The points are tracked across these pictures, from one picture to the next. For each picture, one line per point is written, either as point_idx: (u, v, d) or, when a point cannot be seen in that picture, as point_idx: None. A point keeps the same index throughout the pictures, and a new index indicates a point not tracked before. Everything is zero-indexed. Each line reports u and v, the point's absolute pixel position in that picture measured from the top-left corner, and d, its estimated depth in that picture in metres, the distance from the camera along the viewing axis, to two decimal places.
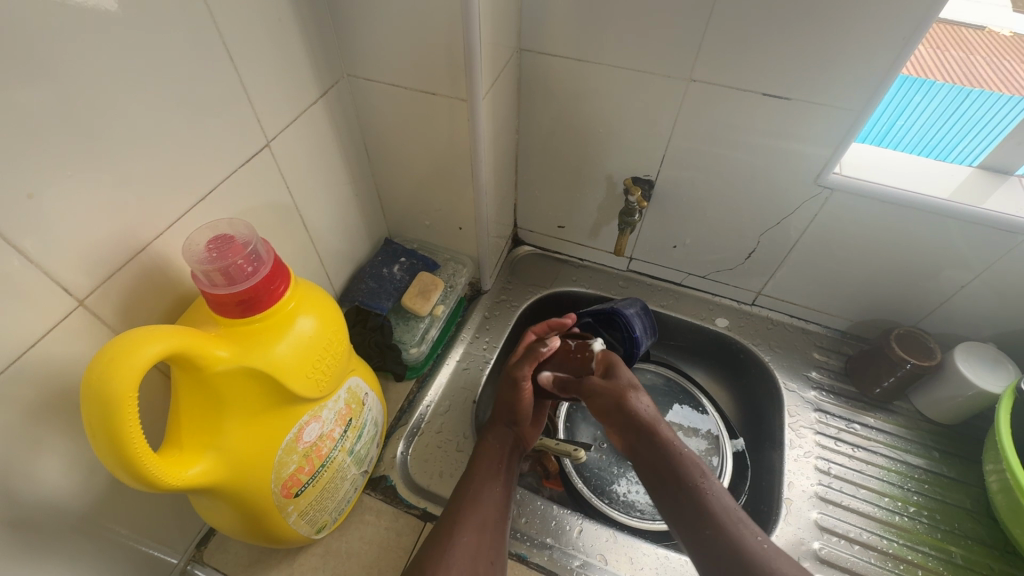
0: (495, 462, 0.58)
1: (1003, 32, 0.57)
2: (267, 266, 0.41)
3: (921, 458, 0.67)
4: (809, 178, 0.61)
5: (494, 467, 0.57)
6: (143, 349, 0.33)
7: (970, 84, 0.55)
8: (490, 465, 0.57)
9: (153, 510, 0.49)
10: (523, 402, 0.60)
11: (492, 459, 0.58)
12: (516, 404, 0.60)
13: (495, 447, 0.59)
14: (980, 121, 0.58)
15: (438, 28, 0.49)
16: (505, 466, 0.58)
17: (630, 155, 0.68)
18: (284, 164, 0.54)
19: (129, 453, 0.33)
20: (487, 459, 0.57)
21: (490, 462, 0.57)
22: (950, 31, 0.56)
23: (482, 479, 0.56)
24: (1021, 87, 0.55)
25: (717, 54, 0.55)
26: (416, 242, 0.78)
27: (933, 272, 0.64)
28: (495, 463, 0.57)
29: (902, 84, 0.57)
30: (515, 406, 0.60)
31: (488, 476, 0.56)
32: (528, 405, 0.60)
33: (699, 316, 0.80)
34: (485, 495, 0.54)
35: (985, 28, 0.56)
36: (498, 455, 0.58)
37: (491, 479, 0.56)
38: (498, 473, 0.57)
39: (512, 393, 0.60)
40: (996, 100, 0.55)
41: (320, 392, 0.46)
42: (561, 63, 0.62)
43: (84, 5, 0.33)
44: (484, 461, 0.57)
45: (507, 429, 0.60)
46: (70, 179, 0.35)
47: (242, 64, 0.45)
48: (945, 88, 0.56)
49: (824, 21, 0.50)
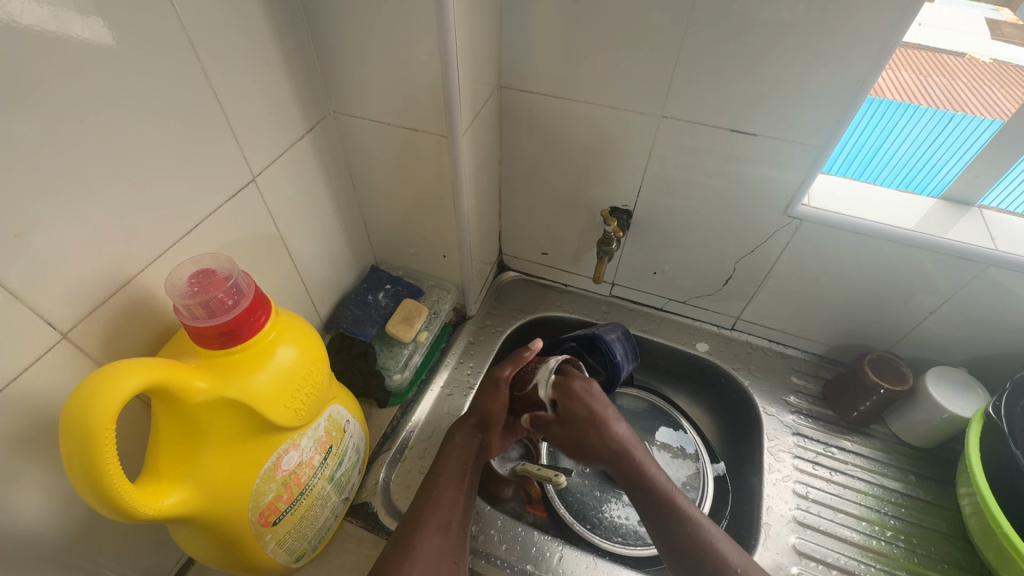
0: (462, 466, 0.58)
1: (982, 58, 0.57)
2: (248, 299, 0.42)
3: (897, 482, 0.68)
4: (779, 209, 0.64)
5: (459, 473, 0.57)
6: (123, 382, 0.34)
7: (952, 107, 0.56)
8: (455, 470, 0.57)
9: (132, 541, 0.49)
10: (496, 408, 0.61)
11: (457, 463, 0.58)
12: (490, 415, 0.61)
13: (461, 451, 0.59)
14: (964, 146, 0.58)
15: (419, 69, 0.52)
16: (469, 474, 0.57)
17: (609, 186, 0.71)
18: (271, 197, 0.55)
19: (106, 482, 0.34)
20: (454, 463, 0.57)
21: (455, 466, 0.57)
22: (931, 57, 0.56)
23: (448, 483, 0.55)
24: (1004, 109, 0.55)
25: (685, 93, 0.58)
26: (401, 269, 0.79)
27: (903, 298, 0.66)
28: (460, 468, 0.57)
29: (886, 109, 0.58)
30: (487, 410, 0.61)
31: (453, 480, 0.56)
32: (501, 412, 0.62)
33: (680, 340, 0.82)
34: (448, 496, 0.54)
35: (966, 55, 0.57)
36: (464, 460, 0.58)
37: (455, 483, 0.56)
38: (462, 478, 0.56)
39: (489, 394, 0.62)
40: (977, 124, 0.56)
41: (299, 421, 0.47)
42: (540, 99, 0.65)
43: (80, 43, 0.35)
44: (450, 463, 0.57)
45: (475, 432, 0.61)
46: (59, 218, 0.37)
47: (229, 105, 0.47)
48: (928, 112, 0.57)
49: (782, 63, 0.53)
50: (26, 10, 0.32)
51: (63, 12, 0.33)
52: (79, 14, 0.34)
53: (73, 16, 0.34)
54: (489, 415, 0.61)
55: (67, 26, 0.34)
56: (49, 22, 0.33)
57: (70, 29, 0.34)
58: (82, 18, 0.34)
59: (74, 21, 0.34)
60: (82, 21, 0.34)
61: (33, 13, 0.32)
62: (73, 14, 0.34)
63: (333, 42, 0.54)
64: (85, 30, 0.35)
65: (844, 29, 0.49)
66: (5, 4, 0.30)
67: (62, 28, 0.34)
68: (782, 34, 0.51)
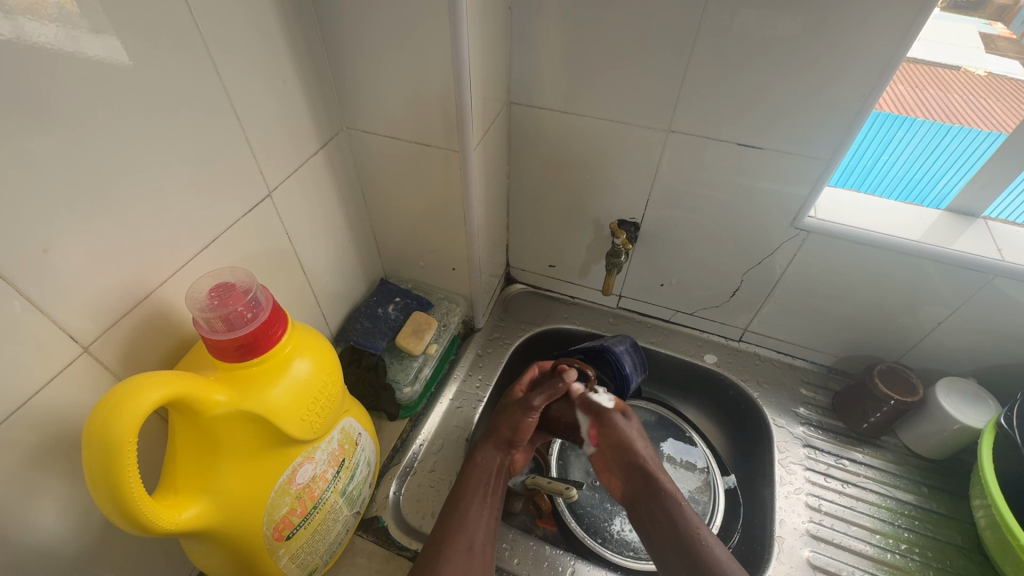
0: (485, 485, 0.58)
1: (977, 71, 0.58)
2: (266, 312, 0.42)
3: (910, 494, 0.68)
4: (786, 220, 0.64)
5: (482, 492, 0.57)
6: (144, 395, 0.34)
7: (949, 120, 0.57)
8: (478, 489, 0.57)
9: (144, 556, 0.49)
10: (523, 429, 0.61)
11: (480, 482, 0.58)
12: (512, 430, 0.62)
13: (483, 471, 0.59)
14: (961, 156, 0.59)
15: (432, 86, 0.53)
16: (492, 492, 0.58)
17: (616, 199, 0.71)
18: (285, 212, 0.56)
19: (127, 496, 0.34)
20: (476, 482, 0.58)
21: (478, 485, 0.58)
22: (927, 72, 0.57)
23: (471, 502, 0.56)
24: (1003, 122, 0.55)
25: (692, 108, 0.59)
26: (411, 282, 0.80)
27: (910, 309, 0.67)
28: (483, 487, 0.58)
29: (880, 121, 0.59)
30: (513, 430, 0.62)
31: (477, 499, 0.57)
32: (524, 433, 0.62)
33: (687, 352, 0.82)
34: (473, 516, 0.55)
35: (960, 68, 0.57)
36: (487, 478, 0.59)
37: (480, 502, 0.56)
38: (486, 497, 0.57)
39: (514, 416, 0.62)
40: (975, 135, 0.57)
41: (313, 434, 0.47)
42: (548, 114, 0.66)
43: (95, 61, 0.35)
44: (472, 482, 0.58)
45: (499, 450, 0.61)
46: (81, 233, 0.37)
47: (246, 122, 0.48)
48: (925, 124, 0.57)
49: (788, 78, 0.54)
50: (44, 31, 0.32)
51: (78, 32, 0.34)
52: (96, 34, 0.35)
53: (88, 36, 0.34)
54: (510, 434, 0.61)
55: (84, 46, 0.34)
56: (65, 42, 0.33)
57: (87, 49, 0.35)
58: (97, 37, 0.35)
59: (89, 40, 0.35)
60: (98, 39, 0.35)
61: (50, 33, 0.33)
62: (92, 35, 0.35)
63: (347, 61, 0.55)
64: (103, 50, 0.36)
65: (846, 45, 0.50)
66: (24, 24, 0.31)
67: (78, 48, 0.34)
68: (784, 51, 0.52)
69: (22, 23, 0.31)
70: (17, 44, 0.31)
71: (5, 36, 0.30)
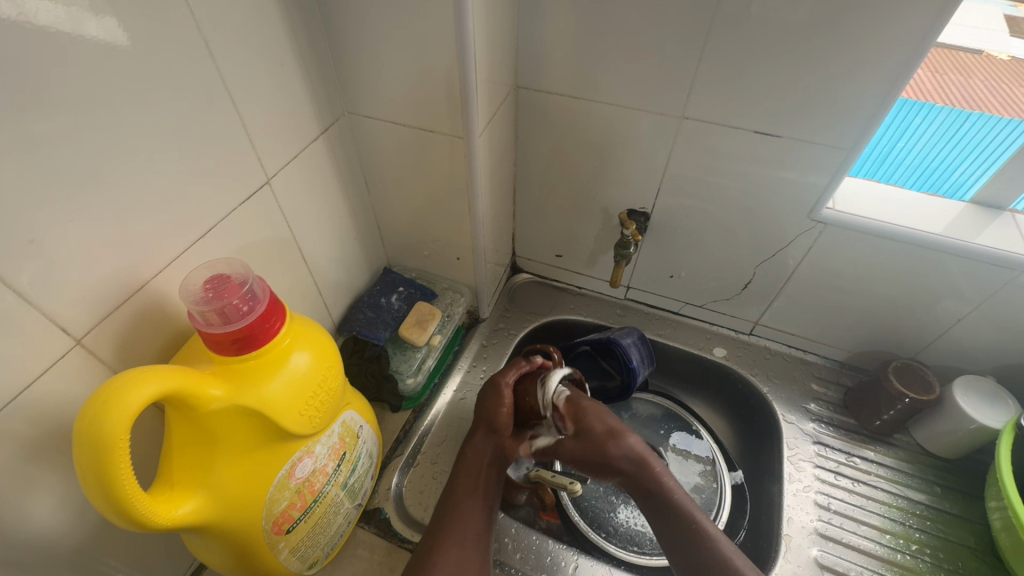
0: (476, 477, 0.57)
1: (1001, 56, 0.55)
2: (263, 305, 0.41)
3: (922, 494, 0.66)
4: (802, 212, 0.62)
5: (473, 485, 0.56)
6: (136, 392, 0.33)
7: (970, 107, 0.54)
8: (468, 483, 0.56)
9: (144, 544, 0.48)
10: (503, 418, 0.58)
11: (470, 475, 0.57)
12: (496, 424, 0.58)
13: (475, 463, 0.58)
14: (982, 143, 0.56)
15: (437, 71, 0.51)
16: (484, 482, 0.57)
17: (626, 189, 0.69)
18: (285, 200, 0.55)
19: (120, 494, 0.34)
20: (467, 475, 0.57)
21: (468, 478, 0.57)
22: (948, 56, 0.54)
23: (462, 496, 0.55)
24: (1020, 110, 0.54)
25: (708, 94, 0.57)
26: (414, 271, 0.79)
27: (928, 305, 0.64)
28: (474, 479, 0.57)
29: (901, 108, 0.56)
30: (493, 417, 0.59)
31: (467, 492, 0.56)
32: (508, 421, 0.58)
33: (696, 345, 0.80)
34: (463, 512, 0.54)
35: (983, 52, 0.54)
36: (478, 471, 0.57)
37: (470, 496, 0.56)
38: (477, 489, 0.56)
39: (492, 401, 0.59)
40: (997, 123, 0.54)
41: (313, 428, 0.46)
42: (556, 99, 0.64)
43: (96, 44, 0.34)
44: (464, 477, 0.57)
45: (487, 440, 0.59)
46: (73, 224, 0.36)
47: (244, 108, 0.47)
48: (945, 110, 0.55)
49: (809, 63, 0.51)
50: (45, 11, 0.31)
51: (80, 12, 0.33)
52: (97, 16, 0.34)
53: (90, 17, 0.33)
54: (495, 423, 0.58)
55: (80, 25, 0.33)
56: (66, 23, 0.32)
57: (83, 29, 0.33)
58: (99, 19, 0.34)
59: (90, 21, 0.33)
60: (99, 21, 0.34)
61: (51, 14, 0.31)
62: (86, 13, 0.33)
63: (348, 43, 0.53)
64: (99, 29, 0.34)
65: (875, 29, 0.47)
66: (24, 4, 0.30)
67: (75, 28, 0.33)
68: (807, 35, 0.49)
69: (21, 3, 0.30)
70: (16, 25, 0.30)
71: (9, 17, 0.29)
